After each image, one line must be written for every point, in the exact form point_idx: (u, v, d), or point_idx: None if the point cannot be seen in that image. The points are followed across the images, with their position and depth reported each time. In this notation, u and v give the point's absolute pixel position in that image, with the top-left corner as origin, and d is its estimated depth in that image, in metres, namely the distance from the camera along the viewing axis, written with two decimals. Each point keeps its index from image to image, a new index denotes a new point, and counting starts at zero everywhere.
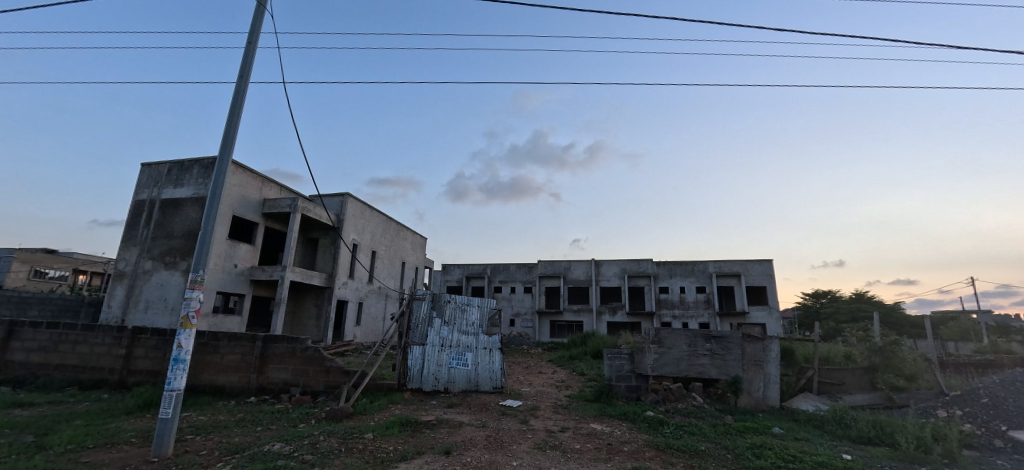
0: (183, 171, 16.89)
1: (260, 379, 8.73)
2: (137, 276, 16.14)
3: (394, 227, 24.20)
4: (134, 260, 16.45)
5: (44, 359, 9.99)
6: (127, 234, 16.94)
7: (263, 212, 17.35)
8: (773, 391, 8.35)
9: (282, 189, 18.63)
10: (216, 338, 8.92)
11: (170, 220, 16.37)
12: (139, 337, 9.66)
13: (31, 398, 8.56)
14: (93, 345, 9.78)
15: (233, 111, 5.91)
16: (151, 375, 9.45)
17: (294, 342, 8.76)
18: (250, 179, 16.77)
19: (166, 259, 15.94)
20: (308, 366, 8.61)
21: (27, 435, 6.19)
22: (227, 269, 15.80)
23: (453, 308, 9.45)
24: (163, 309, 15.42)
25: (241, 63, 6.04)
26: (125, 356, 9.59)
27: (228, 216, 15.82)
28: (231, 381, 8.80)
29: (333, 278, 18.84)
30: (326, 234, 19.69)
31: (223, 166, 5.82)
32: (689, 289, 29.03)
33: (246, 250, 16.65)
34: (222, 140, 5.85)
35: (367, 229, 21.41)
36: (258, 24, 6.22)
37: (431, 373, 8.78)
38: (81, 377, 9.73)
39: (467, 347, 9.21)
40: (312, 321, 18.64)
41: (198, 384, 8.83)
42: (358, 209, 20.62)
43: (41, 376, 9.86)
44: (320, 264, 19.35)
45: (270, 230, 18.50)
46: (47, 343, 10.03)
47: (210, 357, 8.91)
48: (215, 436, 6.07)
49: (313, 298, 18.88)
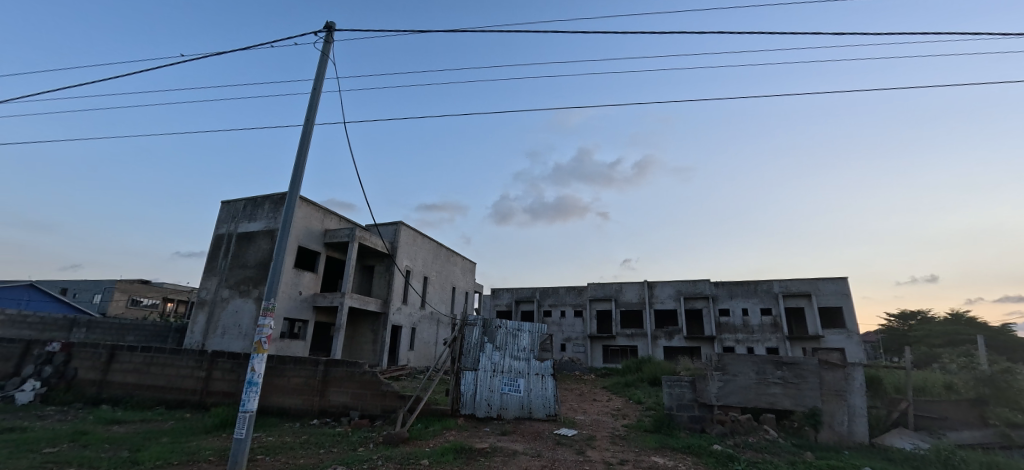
0: (256, 206, 18.40)
1: (322, 402, 9.10)
2: (215, 304, 17.57)
3: (444, 252, 24.81)
4: (213, 289, 17.94)
5: (138, 379, 11.00)
6: (208, 265, 18.56)
7: (325, 242, 18.44)
8: (860, 425, 7.56)
9: (342, 220, 19.74)
10: (282, 362, 9.45)
11: (245, 252, 17.79)
12: (217, 360, 10.43)
13: (126, 416, 9.44)
14: (178, 368, 10.67)
15: (301, 150, 6.39)
16: (227, 396, 10.15)
17: (352, 366, 9.08)
18: (313, 211, 17.92)
19: (241, 287, 17.26)
20: (366, 391, 8.87)
21: (122, 451, 6.81)
22: (293, 296, 16.82)
23: (505, 333, 9.44)
24: (237, 334, 16.61)
25: (308, 106, 6.56)
26: (205, 377, 10.38)
27: (294, 246, 16.94)
28: (296, 404, 9.22)
29: (387, 303, 19.53)
30: (381, 261, 20.56)
31: (292, 201, 6.25)
32: (753, 311, 27.16)
33: (309, 278, 17.69)
34: (291, 177, 6.32)
35: (419, 255, 22.08)
36: (322, 71, 6.77)
37: (484, 398, 8.72)
38: (167, 397, 10.61)
39: (519, 373, 9.09)
40: (369, 345, 19.26)
41: (267, 405, 9.33)
42: (411, 237, 21.41)
43: (136, 395, 10.85)
44: (376, 290, 20.16)
45: (330, 258, 19.57)
46: (140, 365, 11.05)
47: (277, 380, 9.43)
48: (282, 457, 6.34)
49: (369, 323, 19.56)
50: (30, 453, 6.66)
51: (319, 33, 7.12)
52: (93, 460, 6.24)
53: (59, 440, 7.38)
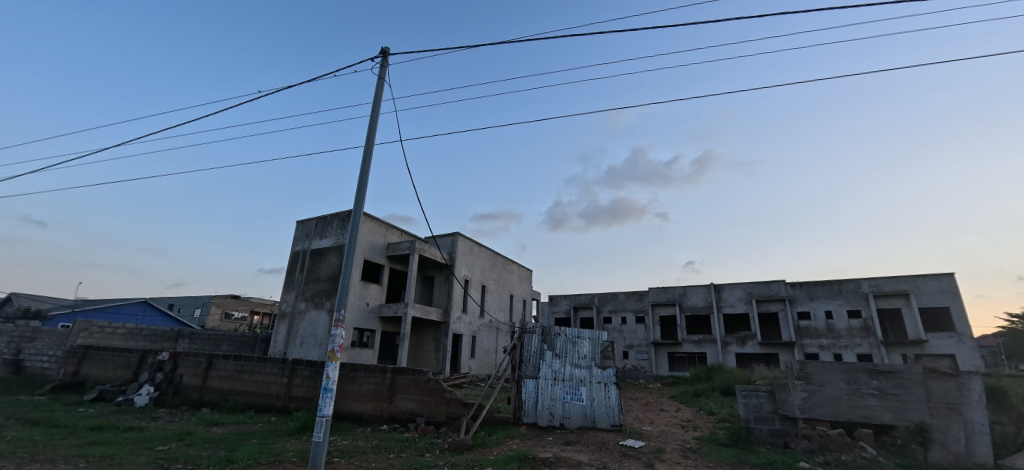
0: (326, 224, 19.72)
1: (390, 408, 9.47)
2: (294, 316, 18.97)
3: (501, 260, 25.05)
4: (292, 302, 19.39)
5: (231, 385, 12.09)
6: (287, 280, 20.12)
7: (388, 255, 19.33)
8: (982, 445, 6.50)
9: (403, 233, 20.62)
10: (354, 369, 9.97)
11: (318, 266, 19.09)
12: (297, 367, 11.23)
13: (223, 418, 10.41)
14: (265, 374, 11.61)
15: (363, 169, 6.76)
16: (306, 401, 10.88)
17: (417, 373, 9.39)
18: (376, 226, 18.89)
19: (316, 300, 18.51)
20: (431, 398, 9.12)
21: (219, 450, 7.50)
22: (361, 307, 17.75)
23: (564, 341, 9.29)
24: (314, 344, 17.80)
25: (368, 128, 6.94)
26: (287, 384, 11.21)
27: (361, 260, 17.93)
28: (367, 409, 9.67)
29: (448, 312, 20.02)
30: (440, 271, 21.17)
31: (357, 218, 6.61)
32: (838, 314, 24.70)
33: (375, 290, 18.61)
34: (355, 195, 6.70)
35: (476, 264, 22.48)
36: (380, 93, 7.15)
37: (546, 407, 8.62)
38: (256, 402, 11.56)
39: (581, 382, 8.89)
40: (432, 354, 19.82)
41: (341, 411, 9.87)
42: (468, 246, 21.86)
43: (230, 400, 11.93)
44: (437, 299, 20.75)
45: (394, 270, 20.48)
46: (233, 372, 12.16)
47: (349, 386, 9.96)
48: (356, 461, 6.65)
49: (432, 332, 20.15)
50: (146, 449, 7.53)
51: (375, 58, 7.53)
52: (196, 458, 6.92)
53: (169, 439, 8.28)
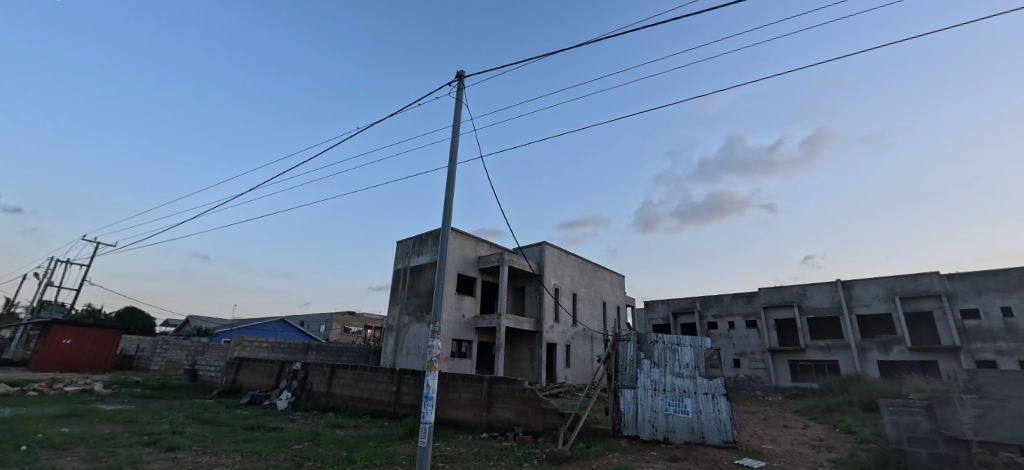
0: (422, 242, 21.03)
1: (489, 417, 9.63)
2: (400, 329, 20.40)
3: (591, 267, 24.49)
4: (397, 316, 20.90)
5: (351, 392, 13.31)
6: (392, 296, 21.75)
7: (479, 268, 19.97)
8: None
9: (492, 246, 21.20)
10: (453, 378, 10.36)
11: (417, 282, 20.38)
12: (404, 376, 12.01)
13: (345, 422, 11.47)
14: (377, 382, 12.62)
15: (448, 188, 7.07)
16: (413, 408, 11.55)
17: (512, 383, 9.46)
18: (467, 241, 19.69)
19: (417, 314, 19.72)
20: (527, 407, 9.10)
21: (341, 450, 8.24)
22: (457, 319, 18.52)
23: (663, 348, 8.61)
24: (418, 354, 18.91)
25: (451, 149, 7.26)
26: (396, 391, 12.03)
27: (454, 274, 18.78)
28: (467, 417, 9.95)
29: (540, 322, 20.00)
30: (530, 281, 21.30)
31: (446, 234, 6.90)
32: (1021, 311, 19.93)
33: (470, 302, 19.30)
34: (443, 212, 7.01)
35: (565, 272, 22.22)
36: (459, 115, 7.46)
37: (648, 419, 8.10)
38: (371, 408, 12.56)
39: (684, 392, 8.15)
40: (527, 364, 19.90)
41: (444, 418, 10.27)
42: (556, 255, 21.73)
43: (350, 405, 13.11)
44: (529, 309, 20.86)
45: (486, 282, 21.09)
46: (352, 380, 13.40)
47: (450, 395, 10.35)
48: (459, 467, 6.84)
49: (526, 342, 20.27)
50: (284, 447, 8.55)
51: (452, 83, 7.90)
52: (323, 456, 7.68)
53: (302, 439, 9.32)
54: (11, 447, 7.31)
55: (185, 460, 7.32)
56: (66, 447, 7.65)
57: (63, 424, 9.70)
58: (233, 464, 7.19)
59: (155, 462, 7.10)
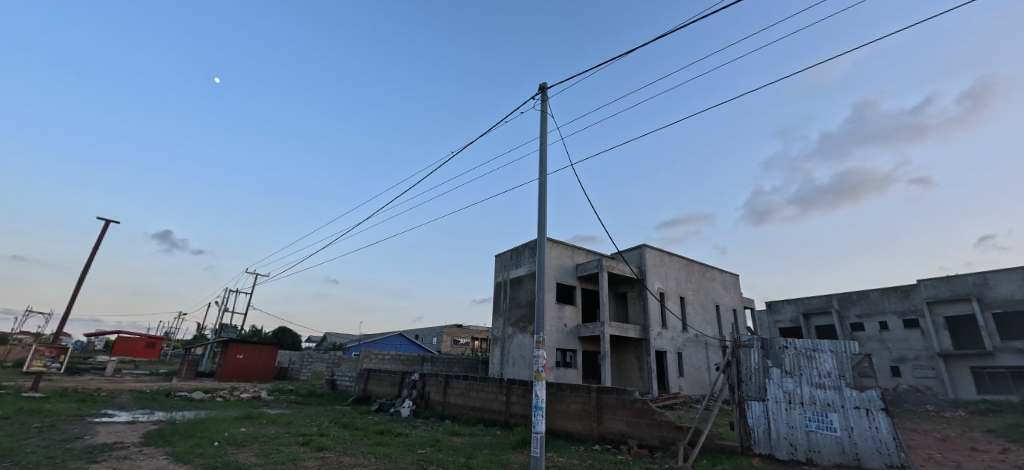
0: (520, 254, 21.40)
1: (601, 428, 9.31)
2: (505, 340, 20.89)
3: (698, 268, 22.74)
4: (501, 327, 21.43)
5: (464, 401, 13.90)
6: (495, 308, 22.40)
7: (577, 276, 19.70)
8: None
9: (589, 252, 20.81)
10: (561, 388, 10.28)
11: (518, 293, 20.75)
12: (513, 386, 12.24)
13: (460, 430, 11.98)
14: (488, 392, 13.02)
15: (541, 199, 7.09)
16: (523, 418, 11.67)
17: (622, 393, 9.06)
18: (563, 249, 19.57)
19: (520, 324, 20.04)
20: (640, 419, 8.62)
21: (460, 456, 8.60)
22: (560, 329, 18.41)
23: (795, 355, 7.49)
24: (524, 364, 19.15)
25: (540, 160, 7.29)
26: (506, 401, 12.29)
27: (553, 283, 18.75)
28: (578, 428, 9.73)
29: (647, 329, 19.00)
30: (632, 286, 20.41)
31: (542, 245, 6.89)
32: None
33: (571, 311, 19.08)
34: (537, 222, 7.02)
35: (670, 275, 20.90)
36: (545, 125, 7.48)
37: (784, 436, 7.20)
38: (484, 417, 12.96)
39: (828, 406, 7.02)
40: (636, 373, 19.00)
41: (554, 428, 10.20)
42: (658, 257, 20.57)
43: (465, 414, 13.68)
44: (633, 316, 19.95)
45: (585, 290, 20.71)
46: (464, 390, 14.00)
47: (559, 405, 10.25)
48: None
49: (633, 350, 19.40)
50: (410, 451, 9.20)
51: (536, 95, 7.97)
52: (444, 461, 8.08)
53: (425, 444, 9.94)
54: (207, 442, 8.93)
55: (331, 459, 8.25)
56: (244, 444, 9.12)
57: (241, 425, 11.63)
58: (369, 464, 7.92)
59: (308, 459, 8.12)
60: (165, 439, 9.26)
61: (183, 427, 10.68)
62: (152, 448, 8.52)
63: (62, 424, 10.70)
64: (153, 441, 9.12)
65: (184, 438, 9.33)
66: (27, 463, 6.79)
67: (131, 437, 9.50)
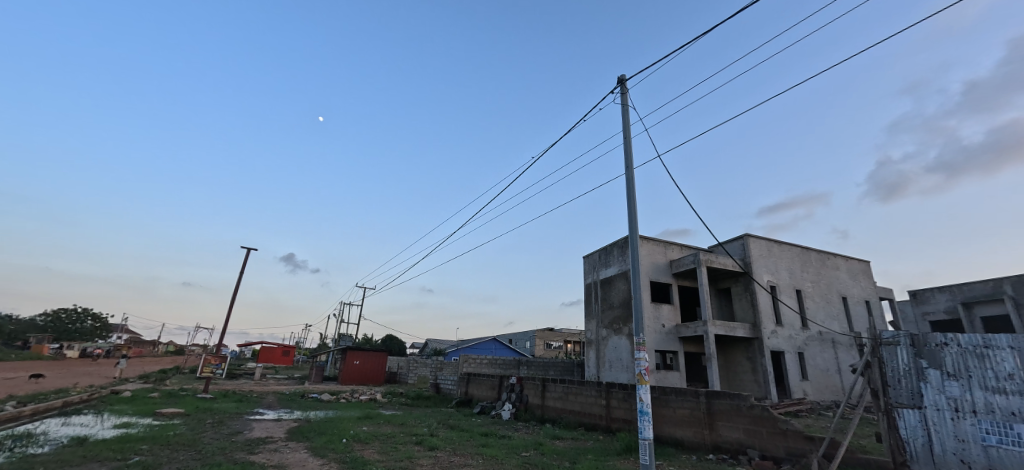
0: (609, 254, 20.83)
1: (714, 436, 8.62)
2: (600, 342, 20.41)
3: (816, 256, 20.22)
4: (595, 330, 20.98)
5: (563, 405, 13.79)
6: (586, 310, 22.02)
7: (673, 273, 18.62)
8: None
9: (684, 247, 19.58)
10: (665, 392, 9.74)
11: (610, 294, 20.19)
12: (613, 390, 11.90)
13: (562, 434, 11.89)
14: (587, 396, 12.79)
15: (630, 196, 6.78)
16: (626, 423, 11.26)
17: (736, 398, 8.31)
18: (655, 246, 18.64)
19: (614, 326, 19.45)
20: (760, 428, 7.83)
21: (564, 461, 8.51)
22: (658, 330, 17.53)
23: (960, 354, 6.23)
24: (622, 367, 18.51)
25: (625, 155, 6.99)
26: (607, 405, 11.95)
27: (647, 282, 17.94)
28: (687, 435, 9.12)
29: (758, 327, 17.31)
30: (737, 281, 18.76)
31: (634, 243, 6.58)
32: None
33: (669, 310, 18.07)
34: (627, 220, 6.73)
35: (781, 266, 18.85)
36: (628, 119, 7.16)
37: (950, 452, 6.05)
38: (585, 421, 12.72)
39: (1013, 416, 5.68)
40: (749, 375, 17.38)
41: (662, 435, 9.66)
42: (765, 247, 18.67)
43: (565, 417, 13.56)
44: (740, 313, 18.31)
45: (683, 287, 19.50)
46: (563, 393, 13.90)
47: (665, 410, 9.72)
48: None
49: (743, 351, 17.81)
50: (515, 453, 9.33)
51: (615, 90, 7.69)
52: (549, 465, 8.05)
53: (528, 447, 10.02)
54: (337, 439, 9.94)
55: (443, 458, 8.66)
56: (367, 441, 9.99)
57: (363, 425, 12.79)
58: (478, 464, 8.18)
59: (422, 458, 8.63)
60: (304, 434, 10.51)
61: (318, 425, 12.04)
62: (295, 443, 9.71)
63: (228, 420, 12.73)
64: (295, 436, 10.40)
65: (319, 434, 10.51)
66: (205, 452, 8.13)
67: (278, 432, 10.94)
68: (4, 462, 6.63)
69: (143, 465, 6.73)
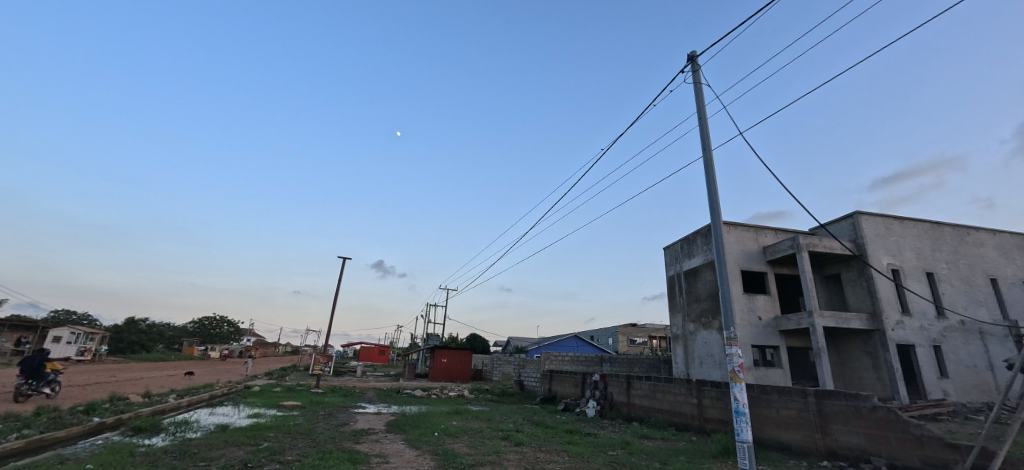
0: (692, 244, 19.54)
1: (828, 441, 7.63)
2: (687, 337, 19.24)
3: (949, 233, 17.24)
4: (681, 324, 19.82)
5: (650, 403, 13.16)
6: (671, 304, 20.89)
7: (768, 260, 16.97)
8: None
9: (779, 232, 17.76)
10: (766, 392, 8.87)
11: (695, 287, 18.95)
12: (704, 388, 11.12)
13: (650, 433, 11.35)
14: (676, 394, 12.08)
15: (709, 179, 6.22)
16: (722, 424, 10.43)
17: (854, 399, 7.29)
18: (744, 232, 17.13)
19: (703, 320, 18.22)
20: (886, 433, 6.80)
21: (654, 461, 8.07)
22: (754, 323, 16.09)
23: None
24: (714, 364, 17.27)
25: (701, 136, 6.43)
26: (698, 404, 11.19)
27: (737, 272, 16.55)
28: (795, 439, 8.19)
29: (878, 317, 15.17)
30: (848, 266, 16.60)
31: (718, 230, 6.01)
32: None
33: (765, 301, 16.50)
34: (708, 205, 6.16)
35: (904, 247, 16.33)
36: (702, 98, 6.59)
37: None
38: (675, 420, 12.02)
39: None
40: (870, 373, 15.30)
41: (764, 438, 8.80)
42: (882, 226, 16.29)
43: (652, 416, 12.93)
44: (854, 302, 16.18)
45: (781, 276, 17.71)
46: (649, 391, 13.28)
47: (766, 411, 8.84)
48: None
49: (860, 345, 15.73)
50: (602, 452, 9.03)
51: (685, 68, 7.11)
52: (639, 465, 7.65)
53: (615, 446, 9.66)
54: (430, 432, 10.39)
55: (529, 454, 8.65)
56: (457, 435, 10.33)
57: (454, 419, 13.29)
58: (564, 461, 8.03)
59: (510, 453, 8.70)
60: (401, 427, 11.14)
61: (412, 418, 12.72)
62: (393, 434, 10.33)
63: (337, 412, 13.96)
64: (393, 429, 11.06)
65: (414, 428, 11.08)
66: (318, 440, 8.94)
67: (379, 425, 11.74)
68: (166, 444, 7.78)
69: (268, 450, 7.50)
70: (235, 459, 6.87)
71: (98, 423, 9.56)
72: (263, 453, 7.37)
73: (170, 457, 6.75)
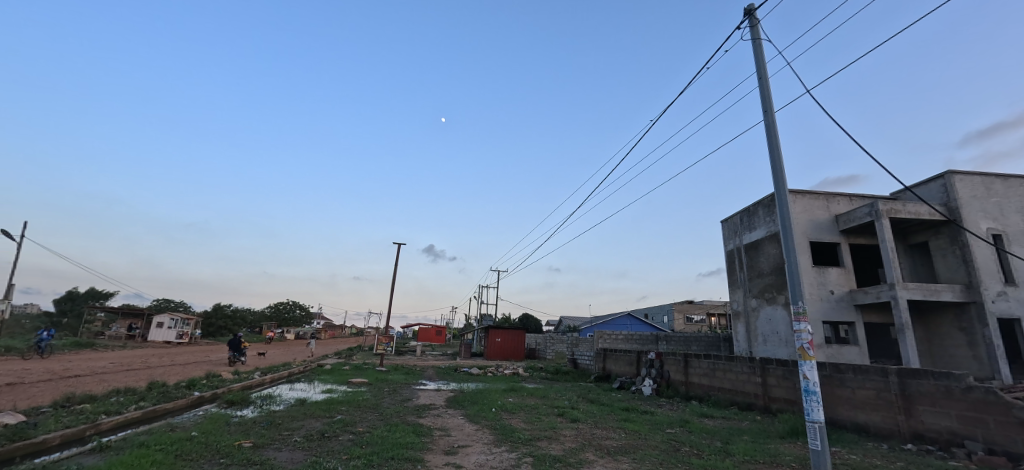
0: (752, 216, 18.44)
1: (912, 423, 7.03)
2: (749, 314, 18.34)
3: None
4: (742, 300, 18.91)
5: (711, 382, 12.74)
6: (731, 280, 19.93)
7: (841, 230, 15.65)
8: None
9: (853, 198, 16.29)
10: (840, 370, 8.32)
11: (757, 261, 17.93)
12: (769, 367, 10.60)
13: (711, 412, 11.03)
14: (738, 373, 11.62)
15: (772, 145, 5.74)
16: (790, 404, 9.90)
17: (945, 378, 6.63)
18: (813, 200, 15.87)
19: (766, 295, 17.25)
20: (985, 415, 6.13)
21: (716, 440, 7.84)
22: (825, 298, 15.01)
23: None
24: (780, 342, 16.37)
25: (762, 98, 5.92)
26: (762, 383, 10.70)
27: (806, 244, 15.43)
28: (874, 420, 7.62)
29: (974, 289, 13.64)
30: (937, 233, 14.97)
31: (783, 198, 5.56)
32: None
33: (839, 274, 15.28)
34: (771, 174, 5.71)
35: (1008, 208, 14.43)
36: (761, 56, 6.05)
37: None
38: (737, 400, 11.59)
39: None
40: (965, 350, 13.87)
41: (839, 419, 8.26)
42: (981, 185, 14.44)
43: (713, 395, 12.50)
44: (945, 273, 14.60)
45: (857, 246, 16.32)
46: (709, 370, 12.84)
47: (841, 391, 8.30)
48: None
49: (953, 320, 14.26)
50: (659, 430, 8.91)
51: (741, 24, 6.54)
52: (698, 444, 7.48)
53: (674, 424, 9.49)
54: (487, 408, 10.75)
55: (585, 430, 8.72)
56: (514, 411, 10.60)
57: (510, 396, 13.63)
58: (620, 438, 8.03)
59: (566, 428, 8.81)
60: (460, 403, 11.60)
61: (471, 395, 13.20)
62: (452, 409, 10.79)
63: (400, 388, 14.80)
64: (454, 404, 11.54)
65: (472, 404, 11.47)
66: (386, 413, 9.51)
67: (440, 401, 12.30)
68: (255, 416, 8.62)
69: (342, 422, 8.09)
70: (314, 429, 7.50)
71: (199, 397, 10.74)
72: (338, 424, 7.94)
73: (258, 427, 7.45)
